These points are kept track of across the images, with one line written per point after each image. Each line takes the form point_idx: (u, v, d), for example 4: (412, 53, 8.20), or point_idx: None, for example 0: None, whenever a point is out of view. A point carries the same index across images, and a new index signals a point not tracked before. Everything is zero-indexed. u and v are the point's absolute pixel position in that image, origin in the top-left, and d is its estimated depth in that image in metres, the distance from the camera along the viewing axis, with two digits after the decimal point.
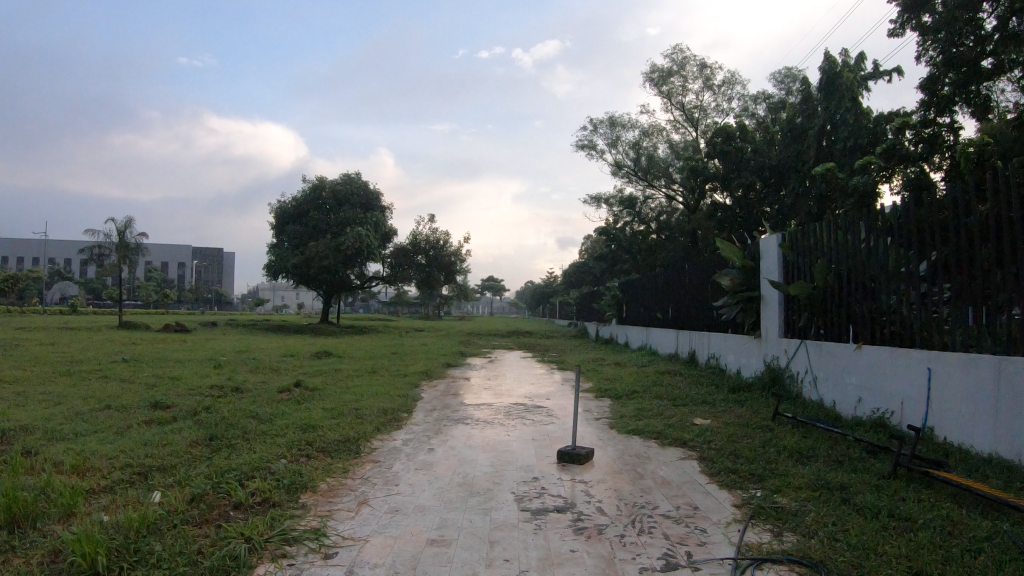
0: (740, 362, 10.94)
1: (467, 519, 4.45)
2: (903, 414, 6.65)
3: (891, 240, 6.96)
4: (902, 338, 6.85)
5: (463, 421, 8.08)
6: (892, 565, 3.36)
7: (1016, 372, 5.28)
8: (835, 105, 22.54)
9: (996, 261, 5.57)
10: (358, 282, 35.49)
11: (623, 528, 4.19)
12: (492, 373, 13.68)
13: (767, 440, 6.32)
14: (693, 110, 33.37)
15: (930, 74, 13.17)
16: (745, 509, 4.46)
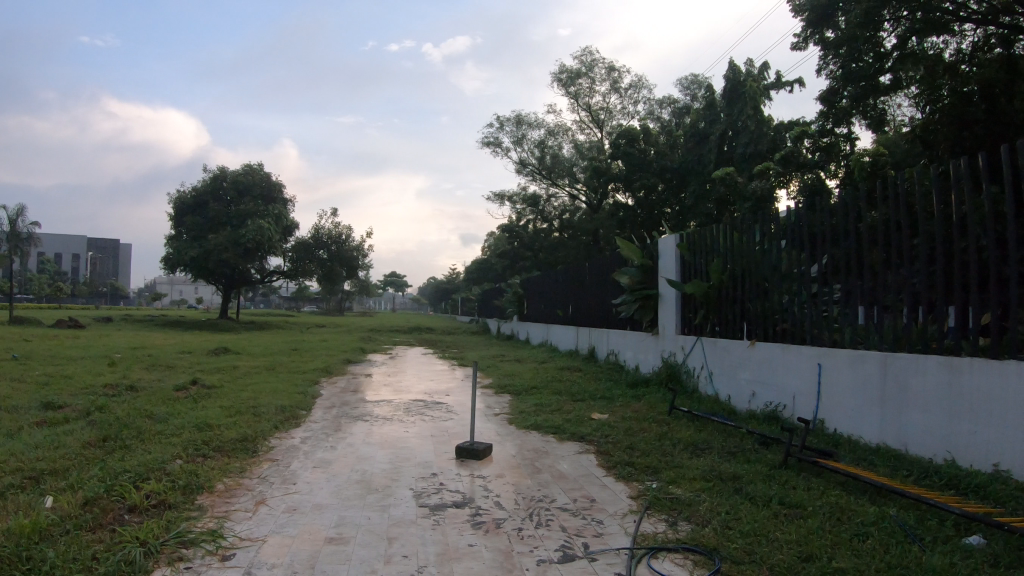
0: (638, 358, 11.21)
1: (365, 516, 4.39)
2: (795, 407, 6.97)
3: (784, 243, 7.28)
4: (793, 335, 7.18)
5: (362, 418, 7.98)
6: (783, 551, 3.51)
7: (901, 368, 5.62)
8: (739, 110, 23.72)
9: (885, 264, 5.90)
10: (258, 277, 34.44)
11: (521, 521, 4.23)
12: (393, 370, 13.55)
13: (662, 433, 6.50)
14: (599, 112, 33.97)
15: (830, 87, 13.73)
16: (641, 500, 4.57)
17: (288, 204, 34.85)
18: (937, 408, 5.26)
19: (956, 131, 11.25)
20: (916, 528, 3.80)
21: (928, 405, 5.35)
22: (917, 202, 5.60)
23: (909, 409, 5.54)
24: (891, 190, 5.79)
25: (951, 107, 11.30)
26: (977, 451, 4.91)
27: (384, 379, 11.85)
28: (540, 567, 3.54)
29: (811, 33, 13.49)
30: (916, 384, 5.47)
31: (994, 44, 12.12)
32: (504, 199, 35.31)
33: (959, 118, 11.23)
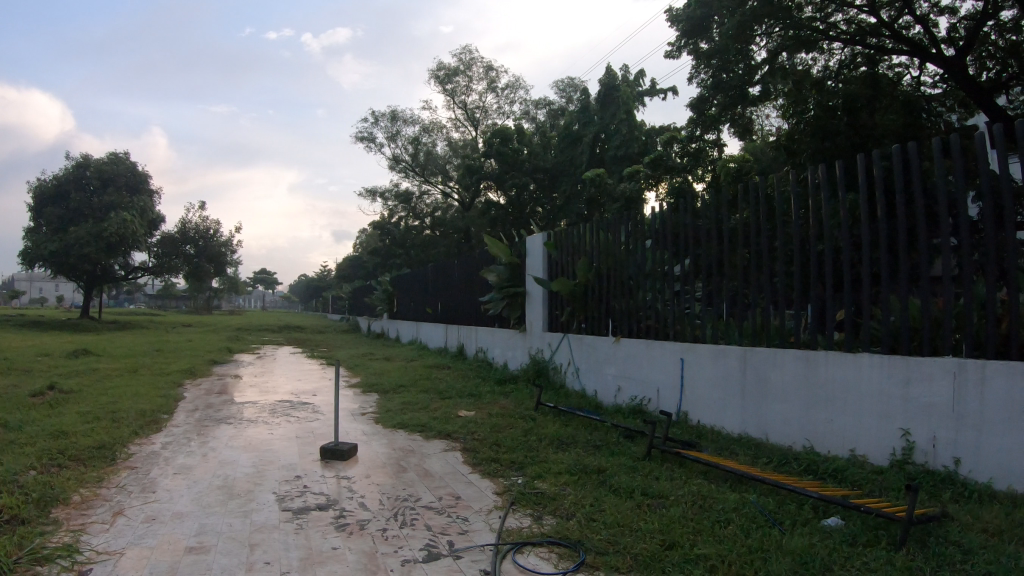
0: (506, 355, 11.33)
1: (226, 523, 4.21)
2: (659, 401, 7.22)
3: (649, 243, 7.50)
4: (657, 332, 7.44)
5: (225, 421, 7.67)
6: (646, 539, 3.63)
7: (761, 361, 5.92)
8: (612, 114, 24.39)
9: (752, 263, 6.13)
10: (121, 273, 32.48)
11: (386, 522, 4.17)
12: (260, 370, 13.10)
13: (528, 429, 6.57)
14: (475, 110, 34.11)
15: (700, 94, 13.75)
16: (506, 496, 4.60)
17: (153, 196, 33.05)
18: (795, 399, 5.57)
19: (820, 142, 12.03)
20: (776, 512, 3.99)
21: (787, 397, 5.66)
22: (776, 206, 5.90)
23: (768, 400, 5.84)
24: (753, 194, 6.08)
25: (817, 120, 12.06)
26: (834, 438, 5.23)
27: (252, 381, 11.44)
28: (404, 567, 3.50)
29: (685, 44, 13.38)
30: (775, 376, 5.77)
31: (859, 62, 12.99)
32: (376, 195, 34.82)
33: (823, 130, 12.00)
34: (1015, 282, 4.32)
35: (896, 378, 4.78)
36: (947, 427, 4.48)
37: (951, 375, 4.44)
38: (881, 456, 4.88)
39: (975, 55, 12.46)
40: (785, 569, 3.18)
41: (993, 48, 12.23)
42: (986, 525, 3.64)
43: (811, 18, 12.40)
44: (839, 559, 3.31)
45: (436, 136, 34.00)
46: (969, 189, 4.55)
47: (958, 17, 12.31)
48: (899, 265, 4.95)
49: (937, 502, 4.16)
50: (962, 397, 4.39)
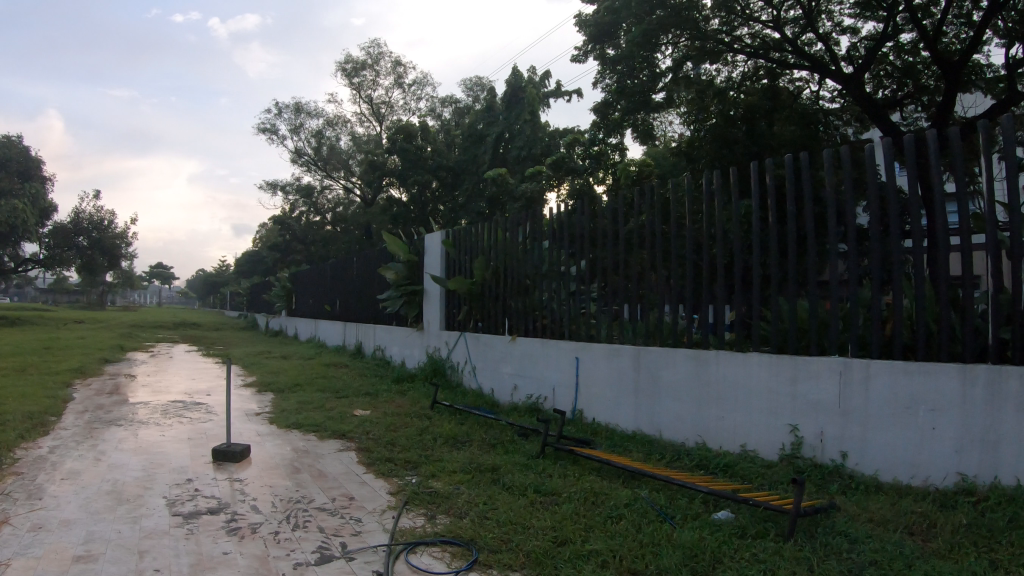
0: (403, 353, 11.25)
1: (115, 529, 4.03)
2: (554, 399, 7.30)
3: (547, 243, 7.57)
4: (553, 331, 7.52)
5: (115, 422, 7.34)
6: (539, 536, 3.67)
7: (654, 360, 6.07)
8: (518, 114, 24.58)
9: (650, 264, 6.24)
10: (7, 265, 30.62)
11: (278, 524, 4.08)
12: (153, 369, 12.60)
13: (425, 428, 6.53)
14: (380, 105, 33.71)
15: (604, 99, 13.72)
16: (400, 496, 4.57)
17: (44, 183, 31.30)
18: (686, 397, 5.73)
19: (718, 151, 12.69)
20: (667, 507, 4.08)
21: (678, 394, 5.81)
22: (670, 210, 6.03)
23: (660, 398, 5.98)
24: (648, 197, 6.18)
25: (717, 129, 12.74)
26: (725, 434, 5.40)
27: (145, 380, 10.99)
28: (295, 571, 3.43)
29: (592, 49, 13.30)
30: (667, 375, 5.91)
31: (761, 77, 13.25)
32: (278, 187, 34.00)
33: (722, 138, 12.69)
34: (898, 287, 4.57)
35: (784, 376, 4.99)
36: (834, 422, 4.70)
37: (838, 373, 4.66)
38: (770, 451, 5.07)
39: (872, 74, 13.00)
40: (676, 564, 3.26)
41: (890, 67, 12.82)
42: (870, 514, 3.83)
43: (716, 32, 12.56)
44: (729, 551, 3.42)
45: (339, 130, 32.87)
46: (857, 198, 4.77)
47: (859, 38, 12.88)
48: (788, 269, 5.15)
49: (825, 493, 4.36)
50: (848, 395, 4.61)
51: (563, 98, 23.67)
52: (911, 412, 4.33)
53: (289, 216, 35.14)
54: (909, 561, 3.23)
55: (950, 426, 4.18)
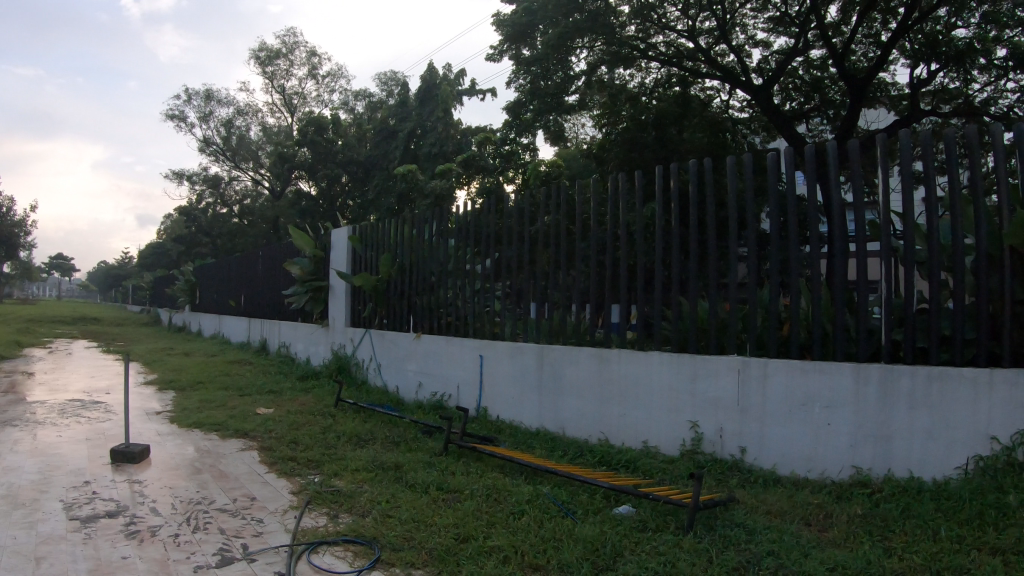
0: (307, 350, 10.98)
1: (8, 535, 3.84)
2: (458, 397, 7.24)
3: (456, 240, 7.50)
4: (457, 328, 7.48)
5: (6, 423, 6.99)
6: (441, 533, 3.67)
7: (557, 359, 6.11)
8: (430, 112, 24.44)
9: (558, 264, 6.24)
10: None
11: (177, 527, 3.97)
12: (49, 367, 12.01)
13: (329, 426, 6.44)
14: (292, 96, 32.83)
15: (517, 98, 13.55)
16: (302, 495, 4.50)
17: None
18: (589, 395, 5.80)
19: (627, 152, 12.82)
20: (568, 501, 4.12)
21: (582, 392, 5.86)
22: (578, 210, 6.05)
23: (564, 396, 6.03)
24: (558, 197, 6.19)
25: (627, 132, 12.88)
26: (627, 431, 5.48)
27: (41, 378, 10.48)
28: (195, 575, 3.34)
29: (507, 49, 13.14)
30: (570, 373, 5.97)
31: (674, 83, 13.66)
32: (184, 177, 32.90)
33: (631, 141, 12.85)
34: (795, 290, 4.72)
35: (683, 374, 5.11)
36: (733, 419, 4.83)
37: (737, 371, 4.80)
38: (670, 447, 5.18)
39: (782, 87, 13.70)
40: (576, 557, 3.31)
41: (798, 81, 13.60)
42: (769, 507, 3.96)
43: (631, 37, 12.82)
44: (630, 543, 3.48)
45: (250, 119, 32.45)
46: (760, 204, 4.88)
47: (771, 52, 13.43)
48: (690, 271, 5.24)
49: (725, 487, 4.48)
50: (746, 391, 4.76)
51: (476, 96, 23.70)
52: (808, 408, 4.50)
53: (195, 206, 34.02)
54: (803, 549, 3.34)
55: (844, 422, 4.37)
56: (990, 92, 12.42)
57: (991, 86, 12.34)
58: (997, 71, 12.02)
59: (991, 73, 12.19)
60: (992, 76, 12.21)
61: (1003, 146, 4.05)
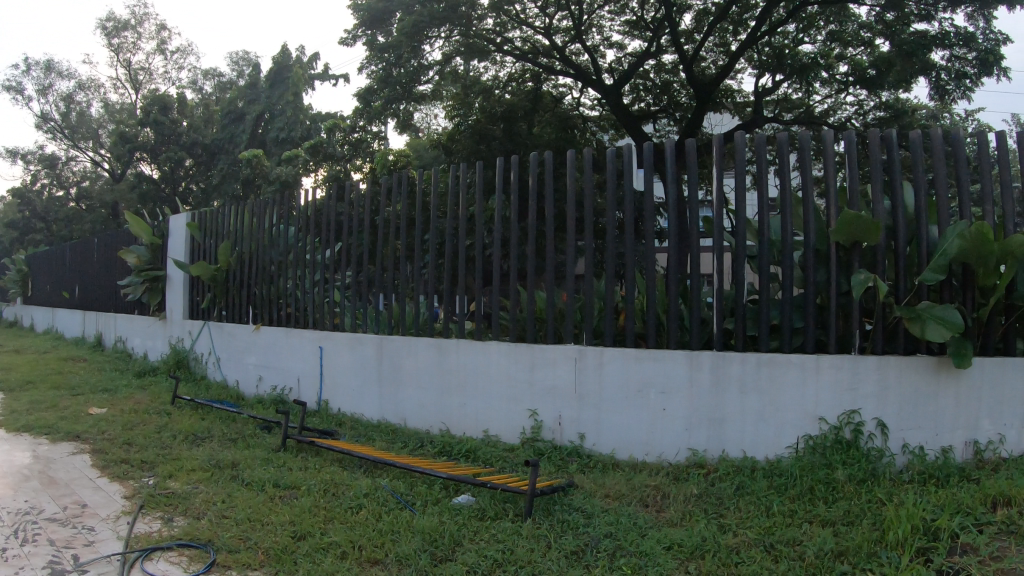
0: (146, 345, 9.88)
1: None
2: (298, 391, 6.68)
3: (296, 227, 6.91)
4: (298, 319, 6.87)
5: None
6: (276, 533, 3.47)
7: (395, 349, 5.75)
8: (279, 94, 24.31)
9: (405, 254, 5.80)
10: None
11: (1, 541, 3.66)
12: None
13: (165, 424, 5.94)
14: (138, 71, 30.19)
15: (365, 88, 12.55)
16: (135, 499, 4.18)
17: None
18: (429, 385, 5.50)
19: (475, 145, 12.53)
20: (406, 494, 3.91)
21: (422, 382, 5.56)
22: (431, 200, 5.63)
23: (405, 386, 5.68)
24: (403, 187, 5.79)
25: (476, 123, 12.65)
26: (467, 421, 5.25)
27: None
28: None
29: (360, 33, 12.23)
30: (409, 363, 5.65)
31: (527, 78, 13.59)
32: (16, 155, 30.35)
33: (480, 133, 12.60)
34: (631, 280, 4.65)
35: (522, 363, 4.96)
36: (571, 406, 4.75)
37: (573, 360, 4.74)
38: (512, 435, 4.99)
39: (633, 88, 13.98)
40: (412, 549, 3.18)
41: (649, 83, 13.87)
42: (607, 490, 3.91)
43: (489, 32, 12.32)
44: (469, 533, 3.36)
45: (92, 94, 30.01)
46: (606, 196, 4.75)
47: (625, 53, 13.59)
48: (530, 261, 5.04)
49: (564, 473, 4.37)
50: (582, 379, 4.70)
51: (330, 81, 23.08)
52: (643, 395, 4.49)
53: (29, 188, 31.36)
54: (641, 530, 3.30)
55: (677, 408, 4.39)
56: (830, 103, 13.12)
57: (831, 98, 13.03)
58: (838, 85, 12.51)
59: (832, 86, 12.77)
60: (834, 89, 12.84)
61: (833, 154, 4.22)
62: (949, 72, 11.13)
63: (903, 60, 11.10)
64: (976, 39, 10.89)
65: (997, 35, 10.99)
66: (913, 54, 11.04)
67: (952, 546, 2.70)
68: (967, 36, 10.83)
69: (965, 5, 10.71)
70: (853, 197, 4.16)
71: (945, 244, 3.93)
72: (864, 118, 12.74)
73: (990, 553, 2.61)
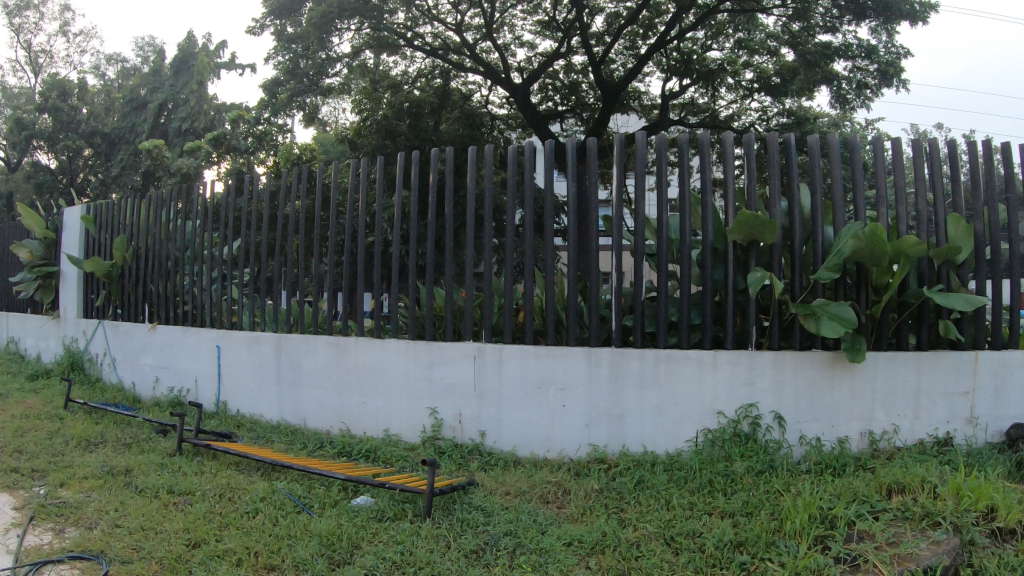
0: (37, 346, 9.40)
1: None
2: (196, 392, 6.43)
3: (194, 220, 6.56)
4: (196, 318, 6.62)
5: None
6: (171, 540, 3.30)
7: (292, 347, 5.57)
8: (183, 83, 23.44)
9: (305, 251, 5.56)
10: None
11: None
12: None
13: (57, 430, 5.59)
14: (38, 54, 28.39)
15: (273, 77, 12.00)
16: (22, 512, 3.90)
17: None
18: (326, 383, 5.34)
19: (380, 140, 12.47)
20: (304, 496, 3.82)
21: (320, 382, 5.38)
22: (332, 195, 5.37)
23: (303, 386, 5.49)
24: (302, 181, 5.56)
25: (382, 119, 12.51)
26: (368, 420, 5.12)
27: None
28: None
29: (268, 22, 11.71)
30: (306, 362, 5.47)
31: (436, 74, 13.49)
32: None
33: (386, 128, 12.49)
34: (530, 278, 4.62)
35: (420, 361, 4.88)
36: (470, 404, 4.71)
37: (471, 358, 4.69)
38: (412, 434, 4.90)
39: (541, 87, 14.07)
40: (308, 554, 3.10)
41: (557, 83, 13.94)
42: (508, 487, 3.91)
43: (399, 26, 11.96)
44: (367, 534, 3.31)
45: None
46: (505, 194, 4.69)
47: (534, 53, 13.59)
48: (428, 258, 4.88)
49: (466, 471, 4.33)
50: (481, 377, 4.67)
51: (236, 70, 22.41)
52: (542, 392, 4.51)
53: None
54: (541, 527, 3.35)
55: (577, 404, 4.44)
56: (735, 109, 13.49)
57: (736, 104, 13.41)
58: (745, 91, 12.97)
59: (737, 93, 13.18)
60: (738, 95, 13.25)
61: (732, 157, 4.28)
62: (850, 81, 11.43)
63: (807, 69, 11.36)
64: (877, 51, 11.19)
65: (899, 49, 11.36)
66: (816, 64, 11.28)
67: (849, 534, 2.80)
68: (869, 48, 11.14)
69: (869, 19, 10.81)
70: (751, 198, 4.27)
71: (840, 244, 4.10)
72: (768, 124, 13.13)
73: (886, 539, 2.70)
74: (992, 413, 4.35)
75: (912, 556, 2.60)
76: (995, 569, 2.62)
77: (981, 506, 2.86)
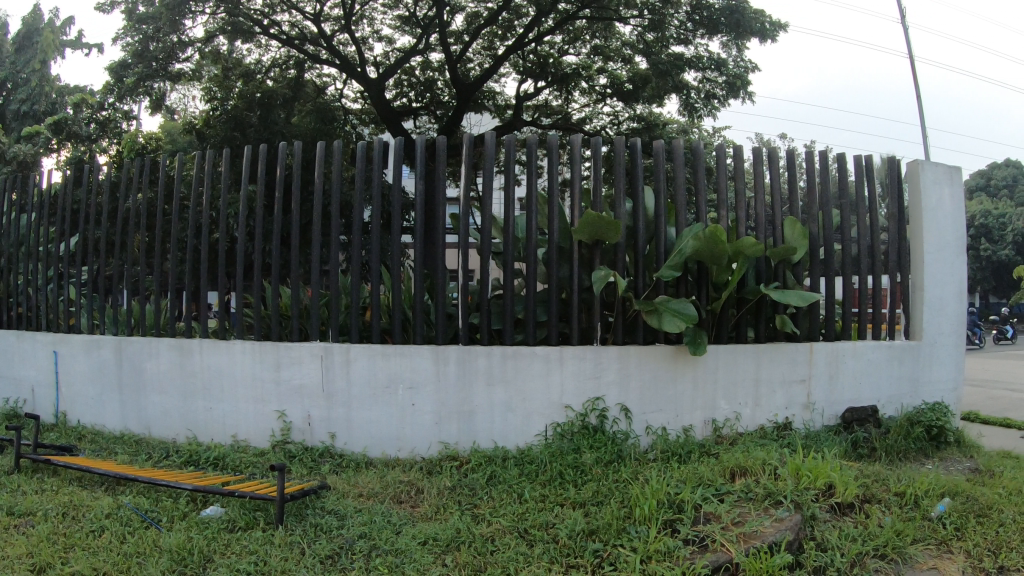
0: None
1: None
2: (34, 402, 6.10)
3: (31, 214, 6.19)
4: (32, 322, 6.27)
5: None
6: (11, 567, 3.13)
7: (133, 351, 5.35)
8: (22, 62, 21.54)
9: (146, 249, 5.31)
10: None
11: None
12: None
13: None
14: None
15: (122, 59, 11.17)
16: None
17: None
18: (171, 389, 5.15)
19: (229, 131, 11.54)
20: (151, 510, 3.72)
21: (163, 387, 5.19)
22: (174, 189, 5.13)
23: (146, 392, 5.28)
24: (144, 173, 5.30)
25: (231, 109, 11.52)
26: (214, 426, 4.97)
27: None
28: None
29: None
30: (149, 366, 5.27)
31: (290, 66, 12.86)
32: None
33: (236, 119, 11.55)
34: (376, 277, 4.59)
35: (267, 362, 4.78)
36: (319, 406, 4.66)
37: (319, 358, 4.65)
38: (261, 439, 4.80)
39: (395, 82, 13.73)
40: (156, 571, 3.02)
41: (412, 79, 13.64)
42: (361, 490, 3.91)
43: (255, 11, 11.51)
44: (219, 547, 3.26)
45: None
46: (353, 190, 4.62)
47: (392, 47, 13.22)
48: (274, 256, 4.75)
49: (317, 475, 4.26)
50: (331, 378, 4.63)
51: (83, 50, 20.92)
52: (391, 391, 4.53)
53: None
54: (395, 528, 3.40)
55: (427, 402, 4.49)
56: (586, 112, 13.59)
57: (587, 108, 13.54)
58: (597, 95, 12.99)
59: (590, 96, 13.23)
60: (591, 99, 13.27)
61: (578, 156, 4.40)
62: (699, 91, 11.87)
63: (659, 78, 11.45)
64: (727, 64, 11.52)
65: (747, 63, 11.62)
66: (668, 73, 11.38)
67: (696, 516, 2.95)
68: (719, 61, 11.43)
69: (721, 34, 11.00)
70: (596, 199, 4.42)
71: (681, 243, 4.30)
72: (618, 128, 13.33)
73: (732, 519, 2.87)
74: (826, 399, 4.76)
75: (757, 534, 2.77)
76: (835, 539, 2.84)
77: (818, 483, 3.11)
